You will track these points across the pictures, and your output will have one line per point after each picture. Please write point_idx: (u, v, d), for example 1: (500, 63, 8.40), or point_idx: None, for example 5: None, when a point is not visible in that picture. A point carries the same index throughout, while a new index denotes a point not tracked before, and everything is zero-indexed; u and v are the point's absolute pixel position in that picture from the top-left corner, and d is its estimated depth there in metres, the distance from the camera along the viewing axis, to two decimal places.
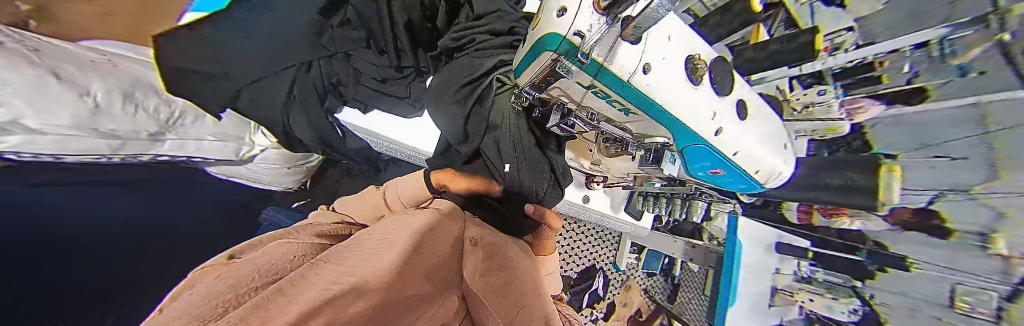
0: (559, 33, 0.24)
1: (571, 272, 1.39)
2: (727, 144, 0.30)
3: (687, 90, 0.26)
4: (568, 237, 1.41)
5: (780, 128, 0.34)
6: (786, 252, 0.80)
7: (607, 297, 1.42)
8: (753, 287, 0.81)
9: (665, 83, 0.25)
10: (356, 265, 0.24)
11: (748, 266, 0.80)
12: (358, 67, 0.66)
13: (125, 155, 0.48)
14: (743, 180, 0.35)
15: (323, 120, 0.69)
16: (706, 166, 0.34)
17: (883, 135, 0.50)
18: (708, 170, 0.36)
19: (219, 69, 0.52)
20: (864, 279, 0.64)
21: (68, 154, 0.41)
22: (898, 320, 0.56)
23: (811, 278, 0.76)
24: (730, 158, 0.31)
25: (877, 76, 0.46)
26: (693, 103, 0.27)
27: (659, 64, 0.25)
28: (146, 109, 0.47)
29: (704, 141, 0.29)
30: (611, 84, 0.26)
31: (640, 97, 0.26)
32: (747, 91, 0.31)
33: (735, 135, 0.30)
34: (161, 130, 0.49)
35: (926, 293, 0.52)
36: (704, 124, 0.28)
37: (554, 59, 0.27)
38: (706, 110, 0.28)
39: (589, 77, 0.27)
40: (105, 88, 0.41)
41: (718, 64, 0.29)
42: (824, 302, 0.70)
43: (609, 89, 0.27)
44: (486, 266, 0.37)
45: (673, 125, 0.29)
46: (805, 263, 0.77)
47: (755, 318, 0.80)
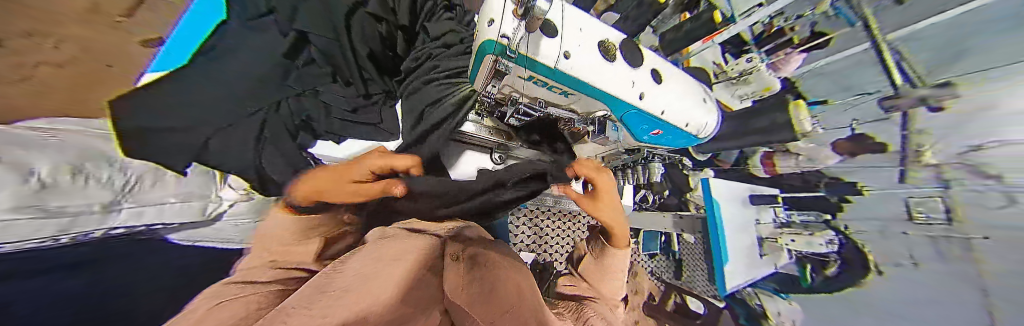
0: (490, 39, 0.29)
1: None
2: (652, 106, 0.36)
3: (602, 67, 0.32)
4: None
5: (698, 89, 0.40)
6: (760, 202, 0.93)
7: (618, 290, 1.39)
8: (741, 241, 0.86)
9: (585, 64, 0.31)
10: (336, 306, 0.25)
11: (730, 223, 0.86)
12: (327, 100, 0.74)
13: (78, 235, 0.33)
14: (680, 134, 0.40)
15: (297, 156, 0.65)
16: (647, 129, 0.39)
17: (811, 85, 0.83)
18: (651, 133, 0.40)
19: (174, 122, 0.46)
20: (835, 213, 0.83)
21: (34, 245, 0.29)
22: (874, 243, 0.74)
23: (789, 221, 0.92)
24: (660, 117, 0.37)
25: (793, 38, 0.80)
26: (611, 77, 0.32)
27: (576, 49, 0.31)
28: (96, 178, 0.35)
29: (633, 106, 0.34)
30: (546, 74, 0.31)
31: (566, 81, 0.31)
32: (659, 62, 0.37)
33: (656, 97, 0.36)
34: (118, 198, 0.38)
35: (892, 213, 0.71)
36: (626, 91, 0.33)
37: (494, 60, 0.30)
38: (625, 80, 0.33)
39: (525, 70, 0.31)
40: (49, 161, 0.30)
41: (626, 44, 0.35)
42: (804, 239, 0.85)
43: (545, 78, 0.31)
44: (473, 278, 0.40)
45: (600, 100, 0.34)
46: (780, 209, 0.95)
47: (750, 271, 0.85)
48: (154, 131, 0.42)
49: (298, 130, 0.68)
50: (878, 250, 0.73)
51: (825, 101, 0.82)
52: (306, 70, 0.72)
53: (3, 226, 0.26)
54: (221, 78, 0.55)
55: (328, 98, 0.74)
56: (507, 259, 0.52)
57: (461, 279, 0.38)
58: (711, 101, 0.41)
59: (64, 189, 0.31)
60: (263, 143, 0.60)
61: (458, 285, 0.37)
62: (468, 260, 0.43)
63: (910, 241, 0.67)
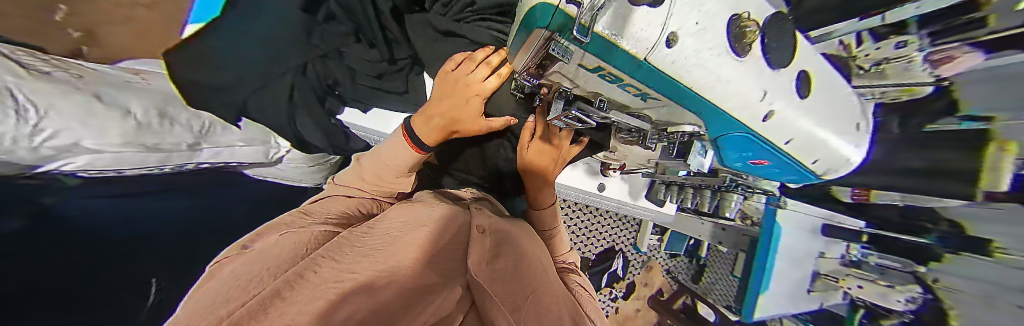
0: (549, 3, 0.18)
1: (589, 254, 1.36)
2: (780, 132, 0.22)
3: (731, 67, 0.17)
4: (585, 221, 1.35)
5: (855, 106, 0.27)
6: (833, 234, 0.74)
7: (626, 278, 1.43)
8: (790, 271, 0.74)
9: (699, 57, 0.16)
10: (358, 264, 0.24)
11: (786, 249, 0.72)
12: (353, 65, 0.61)
13: (174, 165, 0.51)
14: (794, 170, 0.29)
15: (330, 124, 0.69)
16: (751, 155, 0.27)
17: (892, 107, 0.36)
18: (748, 160, 0.29)
19: (219, 81, 0.51)
20: (927, 263, 0.57)
21: (126, 168, 0.44)
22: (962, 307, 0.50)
23: (860, 261, 0.71)
24: (780, 147, 0.24)
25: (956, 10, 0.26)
26: (739, 84, 0.18)
27: (691, 32, 0.16)
28: (178, 122, 0.49)
29: (745, 128, 0.22)
30: (624, 69, 0.19)
31: (648, 82, 0.20)
32: (813, 61, 0.23)
33: (794, 120, 0.22)
34: (197, 140, 0.51)
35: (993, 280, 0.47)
36: (751, 108, 0.20)
37: (547, 37, 0.20)
38: (755, 91, 0.19)
39: (594, 58, 0.20)
40: (143, 106, 0.44)
41: (772, 25, 0.20)
42: (875, 290, 0.66)
43: (623, 73, 0.20)
44: (497, 253, 0.34)
45: (694, 110, 0.23)
46: (854, 246, 0.72)
47: (788, 303, 0.74)
48: (204, 86, 0.51)
49: (326, 93, 0.65)
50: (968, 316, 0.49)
51: None
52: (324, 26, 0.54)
53: (115, 155, 0.40)
54: (248, 29, 0.49)
55: (357, 67, 0.61)
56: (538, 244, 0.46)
57: (487, 255, 0.32)
58: (864, 127, 0.28)
59: (156, 129, 0.45)
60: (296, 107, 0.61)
61: (479, 257, 0.31)
62: (495, 237, 0.39)
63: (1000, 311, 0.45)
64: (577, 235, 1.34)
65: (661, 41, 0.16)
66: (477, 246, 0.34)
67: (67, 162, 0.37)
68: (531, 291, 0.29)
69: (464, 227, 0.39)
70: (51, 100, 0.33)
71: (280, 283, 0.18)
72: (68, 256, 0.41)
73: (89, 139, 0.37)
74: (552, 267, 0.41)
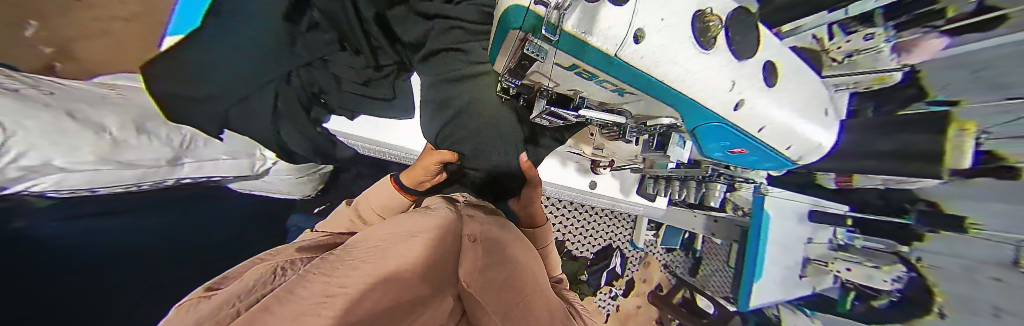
0: (521, 5, 0.18)
1: (587, 253, 1.36)
2: (751, 121, 0.24)
3: (696, 60, 0.19)
4: (582, 220, 1.36)
5: (821, 95, 0.29)
6: (820, 219, 0.74)
7: (625, 275, 1.43)
8: (781, 260, 0.75)
9: (666, 49, 0.18)
10: (355, 275, 0.22)
11: (777, 237, 0.74)
12: (337, 73, 0.61)
13: (153, 182, 0.49)
14: (772, 159, 0.30)
15: (315, 132, 0.67)
16: (729, 146, 0.28)
17: (942, 79, 0.52)
18: (727, 150, 0.30)
19: (202, 93, 0.49)
20: (909, 243, 0.64)
21: (101, 187, 0.42)
22: (949, 284, 0.59)
23: (848, 245, 0.73)
24: (755, 135, 0.26)
25: (942, 8, 0.45)
26: (705, 76, 0.20)
27: (657, 27, 0.18)
28: (158, 137, 0.46)
29: (719, 119, 0.23)
30: (601, 68, 0.20)
31: (624, 79, 0.21)
32: (778, 50, 0.25)
33: (763, 108, 0.24)
34: (178, 154, 0.49)
35: (983, 255, 0.54)
36: (721, 97, 0.21)
37: (522, 39, 0.20)
38: (722, 80, 0.21)
39: (569, 56, 0.20)
40: (120, 122, 0.42)
41: (734, 20, 0.22)
42: (864, 271, 0.67)
43: (599, 71, 0.21)
44: (488, 263, 0.34)
45: (670, 104, 0.24)
46: (840, 230, 0.74)
47: (782, 291, 0.76)
48: (174, 98, 0.48)
49: (311, 104, 0.65)
50: (956, 292, 0.58)
51: (957, 102, 0.51)
52: (307, 35, 0.53)
53: (93, 172, 0.38)
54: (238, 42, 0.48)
55: (342, 76, 0.62)
56: (526, 251, 0.46)
57: (477, 264, 0.32)
58: (832, 116, 0.30)
59: (133, 145, 0.42)
60: (280, 114, 0.59)
61: (471, 268, 0.31)
62: (485, 245, 0.38)
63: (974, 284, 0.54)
64: (575, 235, 1.34)
65: (629, 36, 0.17)
66: (467, 255, 0.34)
67: (34, 183, 0.34)
68: (520, 300, 0.29)
69: (452, 233, 0.39)
70: (19, 118, 0.30)
71: (275, 294, 0.17)
72: (73, 276, 0.41)
73: (62, 158, 0.34)
74: (543, 275, 0.41)
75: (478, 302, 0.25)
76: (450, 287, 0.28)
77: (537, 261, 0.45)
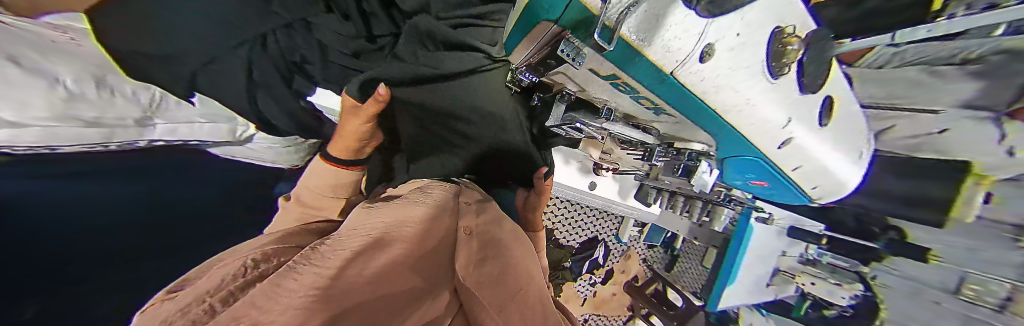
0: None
1: (573, 242, 1.41)
2: (786, 156, 0.23)
3: (761, 88, 0.17)
4: (572, 211, 1.38)
5: (863, 135, 0.27)
6: (797, 235, 0.78)
7: (606, 265, 1.51)
8: (755, 270, 0.79)
9: (732, 74, 0.16)
10: (349, 264, 0.21)
11: (755, 250, 0.77)
12: (322, 39, 0.57)
13: (122, 142, 0.44)
14: (788, 192, 0.30)
15: (292, 102, 0.63)
16: (755, 175, 0.28)
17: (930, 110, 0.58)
18: (750, 180, 0.30)
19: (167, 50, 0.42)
20: (869, 262, 0.67)
21: (63, 145, 0.37)
22: (894, 300, 0.63)
23: (816, 260, 0.76)
24: (787, 173, 0.25)
25: None
26: (762, 108, 0.18)
27: (727, 44, 0.15)
28: (123, 94, 0.42)
29: (760, 154, 0.22)
30: (647, 83, 0.18)
31: (671, 97, 0.19)
32: (838, 89, 0.23)
33: (806, 148, 0.22)
34: (147, 115, 0.46)
35: (930, 279, 0.58)
36: (769, 134, 0.20)
37: (557, 32, 0.18)
38: (777, 118, 0.19)
39: (613, 64, 0.18)
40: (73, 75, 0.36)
41: (813, 45, 0.20)
42: (826, 287, 0.72)
43: (642, 86, 0.19)
44: (484, 256, 0.34)
45: (706, 127, 0.22)
46: (812, 246, 0.76)
47: (750, 296, 0.82)
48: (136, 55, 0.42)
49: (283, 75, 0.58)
50: (899, 311, 0.62)
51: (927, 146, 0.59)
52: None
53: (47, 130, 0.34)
54: None
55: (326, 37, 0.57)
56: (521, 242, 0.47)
57: (471, 254, 0.32)
58: (865, 155, 0.28)
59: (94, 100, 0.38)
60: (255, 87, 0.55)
61: (466, 262, 0.30)
62: (481, 240, 0.38)
63: (933, 312, 0.57)
64: (564, 225, 1.37)
65: (699, 52, 0.14)
66: (463, 247, 0.33)
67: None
68: (516, 289, 0.30)
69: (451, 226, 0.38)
70: None
71: (264, 284, 0.15)
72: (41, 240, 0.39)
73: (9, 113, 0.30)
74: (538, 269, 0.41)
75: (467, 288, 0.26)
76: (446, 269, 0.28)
77: (531, 256, 0.45)
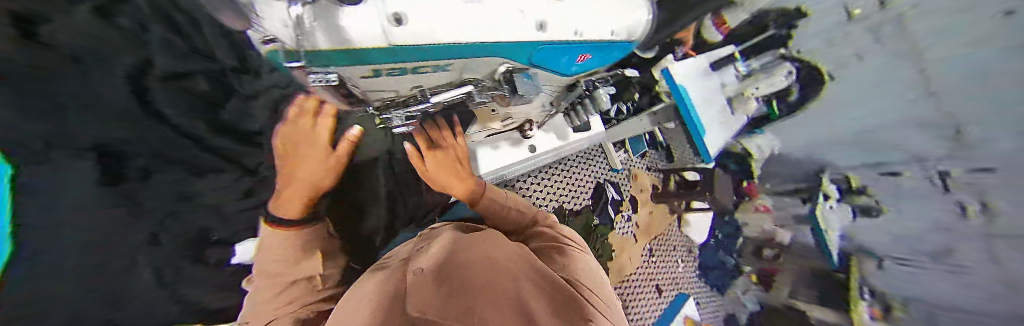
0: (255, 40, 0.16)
1: (583, 202, 1.32)
2: (559, 30, 0.27)
3: (475, 11, 0.20)
4: (560, 178, 1.30)
5: None
6: (721, 66, 0.95)
7: (624, 197, 1.46)
8: (710, 110, 0.93)
9: (441, 20, 0.18)
10: None
11: (697, 98, 0.91)
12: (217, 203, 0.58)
13: None
14: (602, 47, 0.35)
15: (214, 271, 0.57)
16: (569, 52, 0.33)
17: None
18: (577, 58, 0.37)
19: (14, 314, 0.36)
20: (784, 45, 0.83)
21: None
22: (824, 55, 0.77)
23: (751, 71, 0.92)
24: (575, 39, 0.30)
25: None
26: (490, 20, 0.21)
27: (416, 4, 0.16)
28: None
29: (533, 43, 0.26)
30: (388, 61, 0.20)
31: (420, 58, 0.21)
32: None
33: (562, 16, 0.26)
34: None
35: (831, 22, 0.72)
36: (518, 29, 0.23)
37: (302, 66, 0.19)
38: (514, 17, 0.22)
39: (362, 65, 0.20)
40: None
41: None
42: (766, 83, 0.90)
43: (394, 62, 0.22)
44: (444, 280, 0.24)
45: (482, 56, 0.26)
46: (739, 64, 0.94)
47: (725, 131, 0.96)
48: None
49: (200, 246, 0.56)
50: (832, 58, 0.77)
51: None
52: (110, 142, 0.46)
53: None
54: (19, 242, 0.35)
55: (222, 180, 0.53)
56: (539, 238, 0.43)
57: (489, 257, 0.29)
58: None
59: None
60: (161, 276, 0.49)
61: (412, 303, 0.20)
62: (443, 265, 0.28)
63: (851, 38, 0.71)
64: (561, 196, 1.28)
65: (386, 23, 0.15)
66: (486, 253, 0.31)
67: None
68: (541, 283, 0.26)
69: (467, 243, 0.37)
70: None
71: None
72: None
73: None
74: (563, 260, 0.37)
75: (492, 291, 0.22)
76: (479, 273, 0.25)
77: (524, 244, 0.36)
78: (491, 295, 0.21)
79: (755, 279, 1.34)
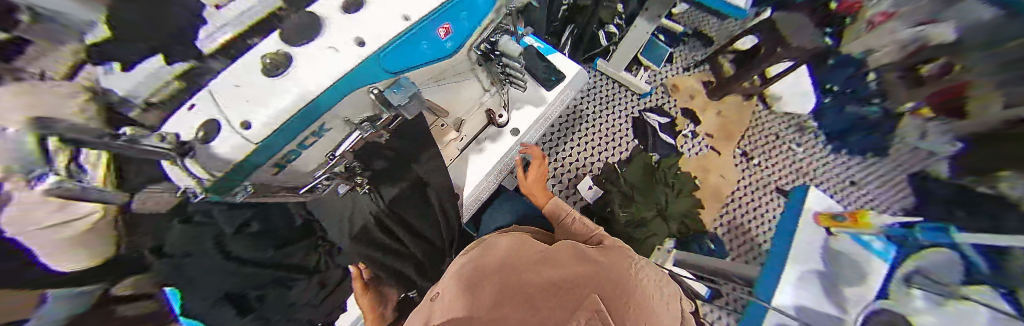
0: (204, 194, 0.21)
1: (626, 147, 1.05)
2: (381, 28, 0.19)
3: (285, 80, 0.17)
4: (583, 135, 1.06)
5: None
6: None
7: (675, 113, 1.09)
8: None
9: (258, 113, 0.17)
10: None
11: None
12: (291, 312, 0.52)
13: None
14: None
15: None
16: (423, 38, 0.22)
17: None
18: (445, 34, 0.24)
19: None
20: None
21: None
22: None
23: None
24: (410, 25, 0.19)
25: None
26: (305, 79, 0.18)
27: (242, 106, 0.17)
28: None
29: (359, 68, 0.18)
30: (268, 157, 0.20)
31: (291, 138, 0.20)
32: None
33: (375, 14, 0.19)
34: None
35: None
36: (324, 68, 0.18)
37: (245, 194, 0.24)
38: (324, 58, 0.18)
39: (258, 173, 0.21)
40: None
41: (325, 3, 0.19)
42: None
43: (281, 151, 0.20)
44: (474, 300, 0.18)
45: (349, 94, 0.20)
46: None
47: None
48: None
49: None
50: None
51: None
52: (191, 262, 0.41)
53: None
54: None
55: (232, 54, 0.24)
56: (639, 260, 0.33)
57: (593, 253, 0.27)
58: None
59: None
60: None
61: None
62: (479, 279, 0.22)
63: None
64: (596, 153, 1.05)
65: (233, 134, 0.17)
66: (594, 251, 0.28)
67: None
68: (647, 291, 0.23)
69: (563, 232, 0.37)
70: None
71: None
72: None
73: None
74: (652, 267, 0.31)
75: (608, 291, 0.19)
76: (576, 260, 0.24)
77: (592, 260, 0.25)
78: (608, 296, 0.18)
79: None
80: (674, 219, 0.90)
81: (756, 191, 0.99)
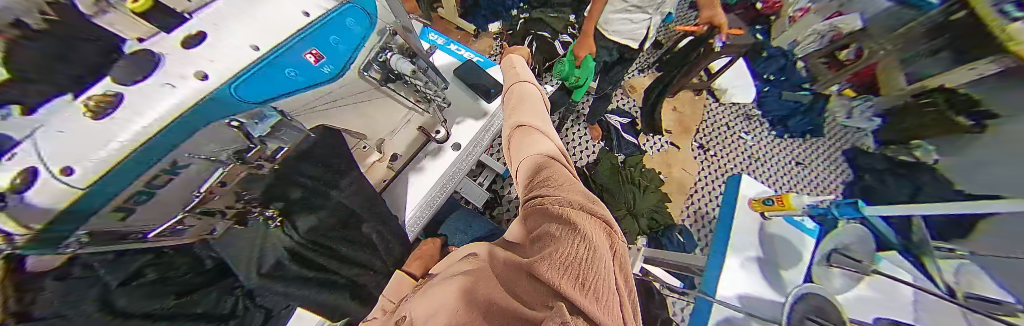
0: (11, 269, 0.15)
1: (591, 149, 1.06)
2: (232, 59, 0.22)
3: (112, 122, 0.16)
4: None
5: None
6: None
7: (636, 113, 1.11)
8: None
9: (80, 156, 0.15)
10: None
11: None
12: None
13: None
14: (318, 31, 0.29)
15: None
16: (286, 62, 0.26)
17: None
18: (313, 57, 0.29)
19: None
20: None
21: None
22: None
23: None
24: (262, 54, 0.24)
25: None
26: (137, 116, 0.17)
27: (55, 155, 0.14)
28: None
29: (214, 96, 0.21)
30: (100, 203, 0.17)
31: (130, 178, 0.17)
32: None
33: (228, 51, 0.22)
34: None
35: None
36: (164, 99, 0.18)
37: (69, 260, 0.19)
38: (163, 94, 0.18)
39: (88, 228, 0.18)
40: None
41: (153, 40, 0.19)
42: None
43: (122, 193, 0.18)
44: None
45: (203, 128, 0.20)
46: None
47: None
48: None
49: None
50: None
51: None
52: None
53: None
54: None
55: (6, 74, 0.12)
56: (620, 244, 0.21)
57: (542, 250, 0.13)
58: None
59: None
60: None
61: None
62: None
63: None
64: None
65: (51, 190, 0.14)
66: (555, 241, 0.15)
67: None
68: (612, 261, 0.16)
69: (531, 185, 0.26)
70: None
71: None
72: None
73: None
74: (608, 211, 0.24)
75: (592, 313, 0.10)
76: (511, 285, 0.12)
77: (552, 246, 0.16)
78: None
79: (852, 95, 0.93)
80: (642, 216, 0.91)
81: (715, 179, 1.03)
